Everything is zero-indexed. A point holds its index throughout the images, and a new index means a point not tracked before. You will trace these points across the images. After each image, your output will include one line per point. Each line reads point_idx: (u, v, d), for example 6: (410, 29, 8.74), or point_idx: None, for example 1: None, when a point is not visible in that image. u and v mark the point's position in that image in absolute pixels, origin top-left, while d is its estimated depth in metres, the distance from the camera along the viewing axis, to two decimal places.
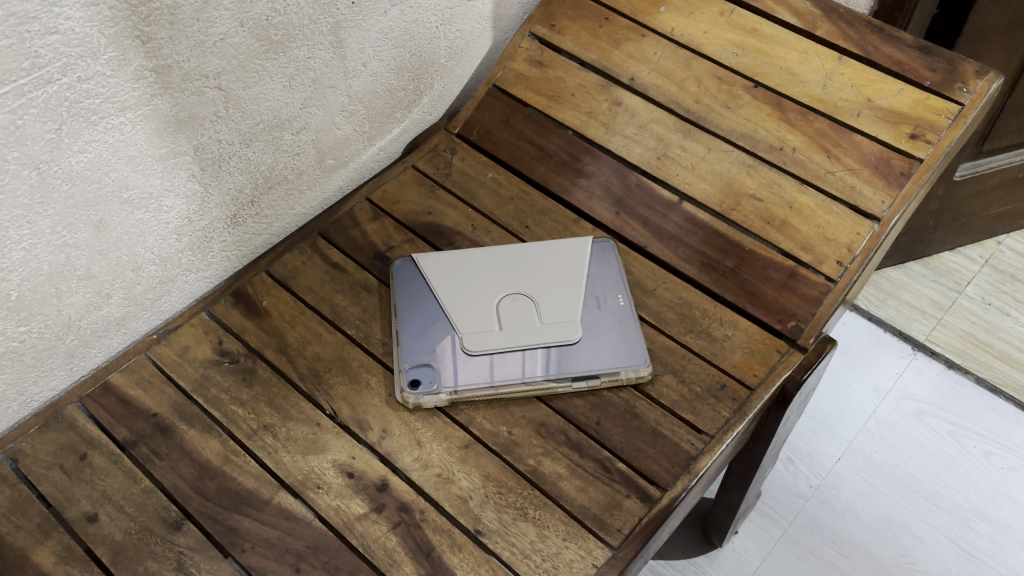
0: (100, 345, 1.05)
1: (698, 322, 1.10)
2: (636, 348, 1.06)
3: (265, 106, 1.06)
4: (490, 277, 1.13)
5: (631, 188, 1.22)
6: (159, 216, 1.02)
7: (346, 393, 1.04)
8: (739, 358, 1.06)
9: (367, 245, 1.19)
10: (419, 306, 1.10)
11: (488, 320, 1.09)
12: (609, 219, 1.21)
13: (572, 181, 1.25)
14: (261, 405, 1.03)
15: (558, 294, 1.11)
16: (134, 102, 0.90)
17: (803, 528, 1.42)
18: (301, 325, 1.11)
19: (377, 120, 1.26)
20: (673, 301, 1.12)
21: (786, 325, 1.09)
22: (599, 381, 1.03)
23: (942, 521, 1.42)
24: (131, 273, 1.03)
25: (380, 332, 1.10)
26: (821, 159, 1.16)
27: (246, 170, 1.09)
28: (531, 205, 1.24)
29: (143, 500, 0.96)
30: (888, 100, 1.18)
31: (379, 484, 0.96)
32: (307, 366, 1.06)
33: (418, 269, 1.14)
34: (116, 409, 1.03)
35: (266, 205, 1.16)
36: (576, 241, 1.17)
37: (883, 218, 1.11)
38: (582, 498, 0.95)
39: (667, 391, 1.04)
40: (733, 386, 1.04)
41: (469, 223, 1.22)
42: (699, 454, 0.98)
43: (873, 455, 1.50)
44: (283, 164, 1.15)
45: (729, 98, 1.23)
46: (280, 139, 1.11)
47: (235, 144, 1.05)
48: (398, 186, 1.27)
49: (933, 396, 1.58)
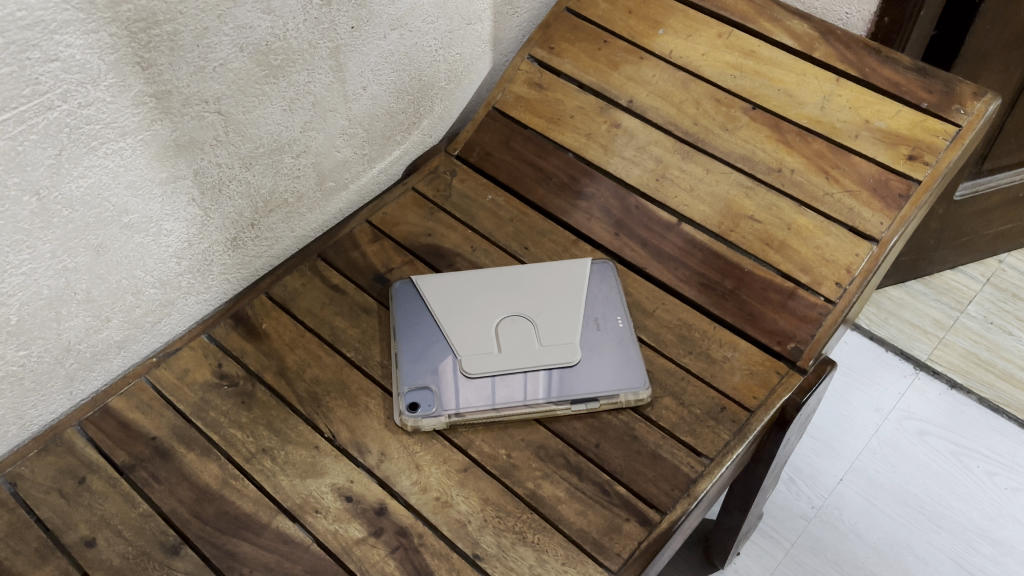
0: (99, 369, 1.05)
1: (697, 344, 1.10)
2: (635, 371, 1.06)
3: (265, 129, 1.07)
4: (490, 298, 1.14)
5: (630, 210, 1.22)
6: (159, 239, 1.02)
7: (345, 416, 1.04)
8: (738, 380, 1.07)
9: (366, 266, 1.19)
10: (419, 328, 1.11)
11: (487, 342, 1.09)
12: (608, 240, 1.21)
13: (571, 203, 1.25)
14: (260, 428, 1.03)
15: (557, 315, 1.12)
16: (134, 127, 0.91)
17: (805, 549, 1.41)
18: (300, 347, 1.10)
19: (378, 143, 1.27)
20: (672, 322, 1.12)
21: (786, 347, 1.09)
22: (598, 404, 1.04)
23: (946, 542, 1.41)
24: (131, 297, 1.04)
25: (379, 354, 1.09)
26: (820, 180, 1.16)
27: (245, 193, 1.10)
28: (530, 225, 1.23)
29: (142, 525, 0.95)
30: (886, 121, 1.18)
31: (378, 508, 0.96)
32: (305, 389, 1.06)
33: (417, 291, 1.14)
34: (115, 432, 1.03)
35: (267, 228, 1.16)
36: (575, 262, 1.17)
37: (881, 239, 1.11)
38: (581, 521, 0.95)
39: (666, 413, 1.04)
40: (732, 408, 1.04)
41: (468, 244, 1.22)
42: (699, 477, 0.98)
43: (875, 474, 1.50)
44: (284, 187, 1.15)
45: (727, 120, 1.24)
46: (280, 162, 1.12)
47: (234, 167, 1.06)
48: (398, 208, 1.26)
49: (935, 415, 1.57)
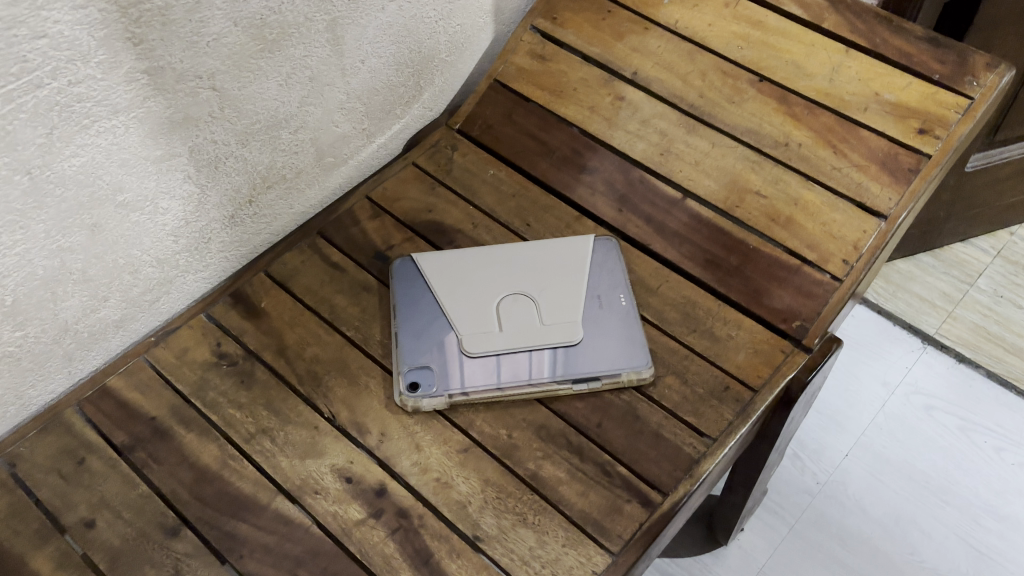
0: (98, 348, 1.04)
1: (701, 322, 1.09)
2: (638, 349, 1.05)
3: (261, 105, 1.05)
4: (491, 276, 1.12)
5: (634, 184, 1.20)
6: (155, 217, 1.01)
7: (345, 396, 1.03)
8: (743, 359, 1.05)
9: (366, 244, 1.17)
10: (419, 306, 1.09)
11: (488, 321, 1.08)
12: (612, 216, 1.19)
13: (575, 178, 1.23)
14: (259, 408, 1.02)
15: (559, 293, 1.10)
16: (127, 104, 0.90)
17: (810, 524, 1.41)
18: (300, 326, 1.09)
19: (377, 117, 1.24)
20: (675, 300, 1.11)
21: (790, 325, 1.07)
22: (599, 383, 1.03)
23: (952, 517, 1.41)
24: (128, 276, 1.03)
25: (379, 333, 1.08)
26: (827, 154, 1.14)
27: (242, 170, 1.09)
28: (533, 201, 1.21)
29: (141, 505, 0.95)
30: (896, 93, 1.15)
31: (378, 489, 0.95)
32: (305, 369, 1.05)
33: (418, 268, 1.13)
34: (114, 413, 1.02)
35: (265, 205, 1.15)
36: (578, 239, 1.16)
37: (890, 215, 1.09)
38: (582, 502, 0.94)
39: (669, 393, 1.03)
40: (736, 387, 1.03)
41: (469, 220, 1.20)
42: (701, 457, 0.97)
43: (881, 449, 1.49)
44: (282, 163, 1.14)
45: (733, 92, 1.21)
46: (277, 139, 1.11)
47: (230, 144, 1.05)
48: (399, 182, 1.24)
49: (942, 389, 1.56)
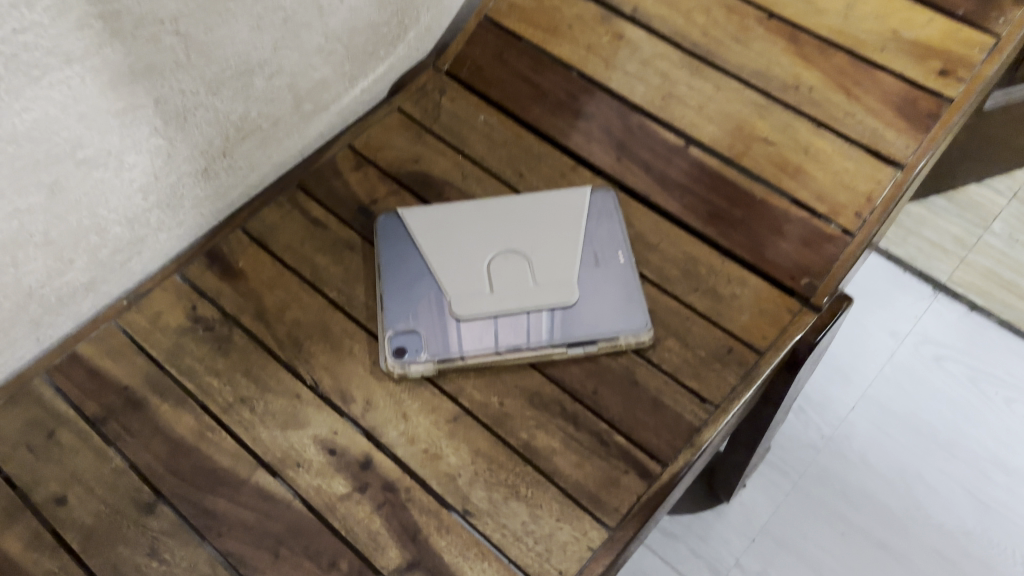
0: (68, 313, 0.98)
1: (703, 280, 1.02)
2: (636, 310, 0.99)
3: (232, 50, 0.97)
4: (481, 232, 1.06)
5: (633, 131, 1.12)
6: (121, 174, 0.94)
7: (328, 362, 0.98)
8: (747, 319, 1.00)
9: (349, 198, 1.11)
10: (406, 266, 1.03)
11: (478, 281, 1.02)
12: (610, 165, 1.11)
13: (570, 124, 1.15)
14: (237, 376, 0.97)
15: (553, 250, 1.04)
16: (81, 53, 0.81)
17: (813, 480, 1.37)
18: (280, 288, 1.03)
19: (359, 59, 1.16)
20: (677, 256, 1.05)
21: (798, 282, 1.01)
22: (596, 347, 0.97)
23: (959, 471, 1.37)
24: (95, 236, 0.96)
25: (364, 295, 1.03)
26: (839, 98, 1.07)
27: (214, 120, 1.01)
28: (526, 149, 1.14)
29: (114, 481, 0.90)
30: (915, 32, 1.09)
31: (362, 461, 0.91)
32: (286, 333, 1.00)
33: (404, 224, 1.07)
34: (85, 382, 0.97)
35: (239, 156, 1.07)
36: (574, 191, 1.09)
37: (907, 163, 1.02)
38: (578, 474, 0.89)
39: (669, 356, 0.97)
40: (740, 349, 0.98)
41: (458, 170, 1.13)
42: (703, 426, 0.93)
43: (888, 402, 1.44)
44: (257, 112, 1.06)
45: (740, 31, 1.14)
46: (251, 86, 1.02)
47: (200, 93, 0.97)
48: (383, 130, 1.17)
49: (952, 338, 1.51)
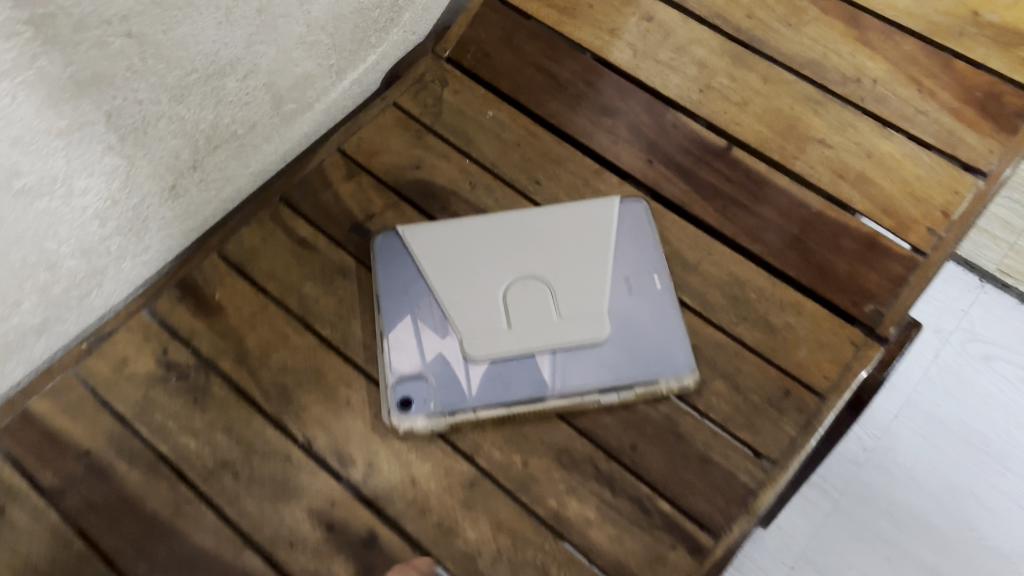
0: (17, 359, 0.83)
1: (753, 309, 0.89)
2: (677, 349, 0.86)
3: (197, 50, 0.80)
4: (495, 254, 0.91)
5: (667, 130, 0.99)
6: (71, 202, 0.77)
7: (322, 416, 0.84)
8: (804, 356, 0.87)
9: (340, 212, 0.96)
10: (409, 297, 0.89)
11: (494, 314, 0.87)
12: (640, 170, 0.98)
13: (593, 121, 1.00)
14: (218, 435, 0.83)
15: (579, 276, 0.90)
16: (9, 66, 0.62)
17: (855, 500, 1.26)
18: (263, 325, 0.89)
19: (346, 49, 0.99)
20: (720, 279, 0.91)
21: (861, 309, 0.89)
22: (632, 393, 0.84)
23: (1015, 487, 1.25)
24: (45, 273, 0.79)
25: (361, 332, 0.89)
26: (910, 92, 0.97)
27: (180, 132, 0.85)
28: (543, 151, 0.99)
29: (78, 569, 0.78)
30: (994, 15, 1.01)
31: (366, 538, 0.79)
32: (272, 381, 0.86)
33: (405, 245, 0.92)
34: (39, 446, 0.83)
35: (213, 168, 0.93)
36: (600, 203, 0.94)
37: (990, 172, 0.92)
38: (616, 550, 0.78)
39: (717, 402, 0.84)
40: (798, 393, 0.85)
41: (465, 178, 0.98)
42: (759, 487, 0.80)
43: (934, 409, 1.32)
44: (229, 118, 0.90)
45: (791, 13, 1.03)
46: (222, 89, 0.86)
47: (162, 102, 0.81)
48: (377, 130, 1.02)
49: (1004, 335, 1.37)
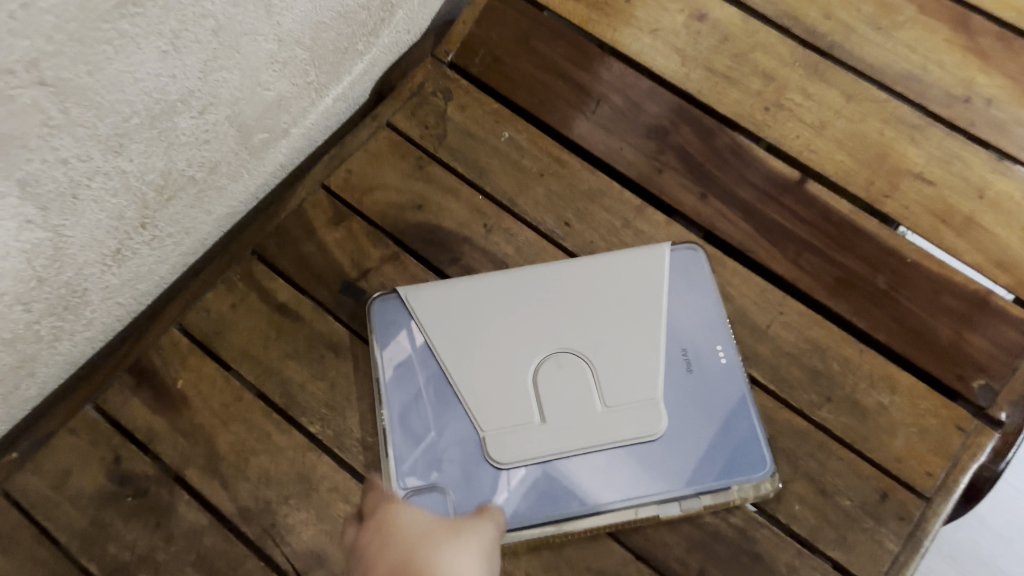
0: None
1: (837, 386, 0.73)
2: (751, 443, 0.70)
3: (139, 87, 0.59)
4: (521, 321, 0.74)
5: (721, 154, 0.82)
6: None
7: (316, 541, 0.68)
8: (903, 446, 0.71)
9: (327, 268, 0.79)
10: (417, 380, 0.72)
11: (522, 403, 0.70)
12: (692, 204, 0.81)
13: (631, 142, 0.83)
14: (187, 570, 0.68)
15: (626, 350, 0.73)
16: None
17: None
18: (237, 421, 0.72)
19: (328, 61, 0.80)
20: (795, 347, 0.75)
21: (969, 383, 0.73)
22: (698, 503, 0.68)
23: None
24: None
25: (359, 427, 0.72)
26: None
27: (121, 187, 0.64)
28: (571, 183, 0.82)
29: None
30: None
31: None
32: (251, 495, 0.70)
33: (409, 311, 0.74)
34: None
35: (166, 222, 0.73)
36: (648, 254, 0.77)
37: None
38: None
39: (801, 511, 0.69)
40: (899, 495, 0.69)
41: (479, 220, 0.80)
42: None
43: None
44: (184, 160, 0.69)
45: (880, 13, 0.87)
46: (174, 128, 0.65)
47: (95, 157, 0.59)
48: (369, 159, 0.83)
49: None
